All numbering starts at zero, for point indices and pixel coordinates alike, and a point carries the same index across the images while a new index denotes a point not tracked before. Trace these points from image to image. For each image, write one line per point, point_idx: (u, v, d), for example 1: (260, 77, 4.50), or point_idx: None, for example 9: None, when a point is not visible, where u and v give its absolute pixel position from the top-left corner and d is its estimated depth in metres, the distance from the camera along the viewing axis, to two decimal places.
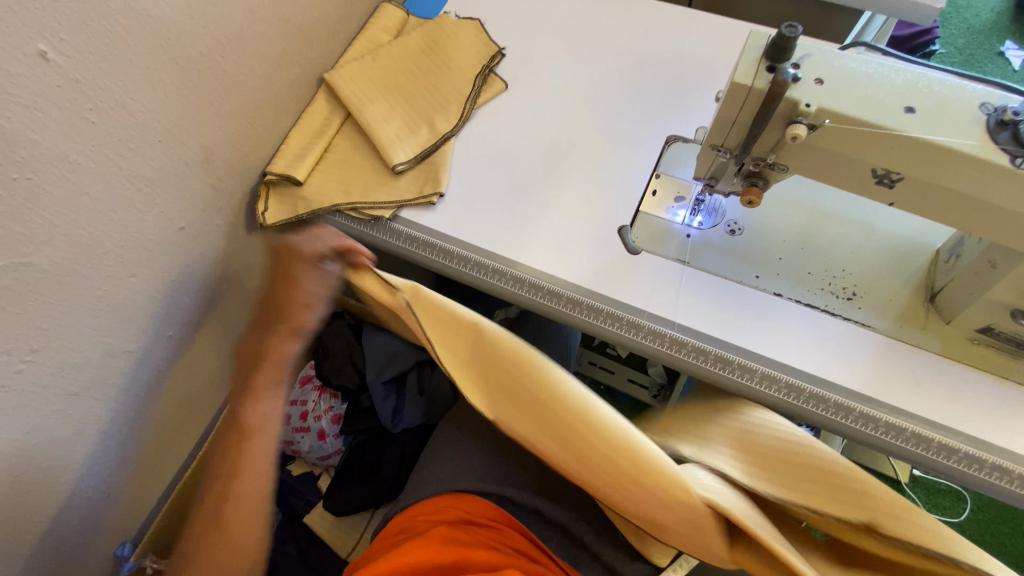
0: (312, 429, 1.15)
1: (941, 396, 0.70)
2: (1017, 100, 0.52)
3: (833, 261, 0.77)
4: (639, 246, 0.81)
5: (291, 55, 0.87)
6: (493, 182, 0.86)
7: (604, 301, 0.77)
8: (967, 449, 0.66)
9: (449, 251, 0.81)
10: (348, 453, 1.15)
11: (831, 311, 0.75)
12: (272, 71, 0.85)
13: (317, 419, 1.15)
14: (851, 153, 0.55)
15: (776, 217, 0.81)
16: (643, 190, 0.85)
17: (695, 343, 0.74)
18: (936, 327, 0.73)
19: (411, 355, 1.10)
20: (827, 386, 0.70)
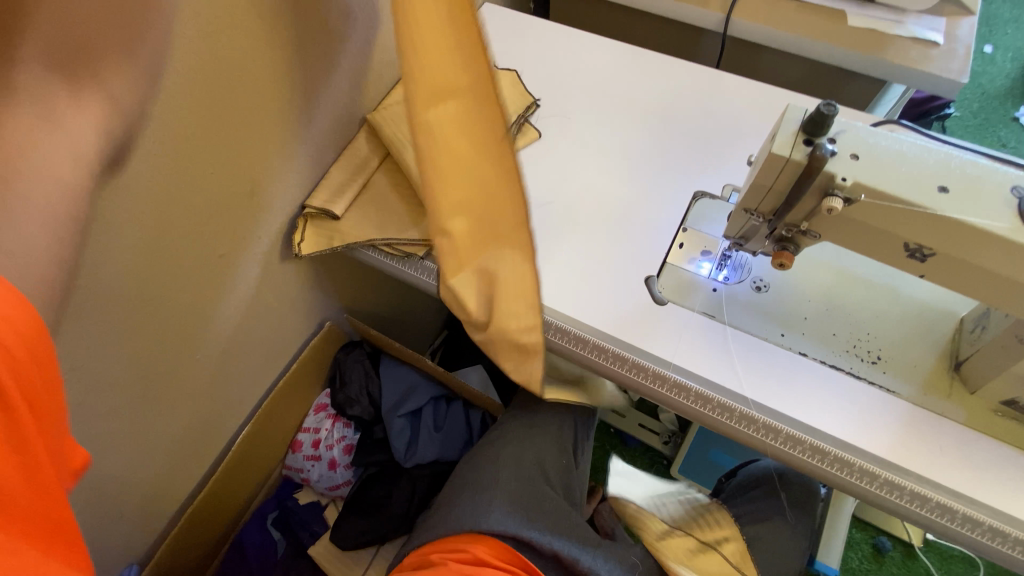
0: (323, 458, 1.16)
1: (967, 467, 0.69)
2: None
3: (858, 324, 0.78)
4: (666, 297, 0.82)
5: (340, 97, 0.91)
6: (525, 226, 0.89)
7: (630, 351, 0.78)
8: (991, 522, 0.66)
9: None
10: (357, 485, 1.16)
11: (856, 374, 0.75)
12: None
13: (329, 448, 1.16)
14: (882, 227, 0.58)
15: (803, 276, 0.82)
16: (670, 242, 0.86)
17: (719, 399, 0.75)
18: (961, 396, 0.74)
19: (427, 390, 1.17)
20: (853, 450, 0.71)
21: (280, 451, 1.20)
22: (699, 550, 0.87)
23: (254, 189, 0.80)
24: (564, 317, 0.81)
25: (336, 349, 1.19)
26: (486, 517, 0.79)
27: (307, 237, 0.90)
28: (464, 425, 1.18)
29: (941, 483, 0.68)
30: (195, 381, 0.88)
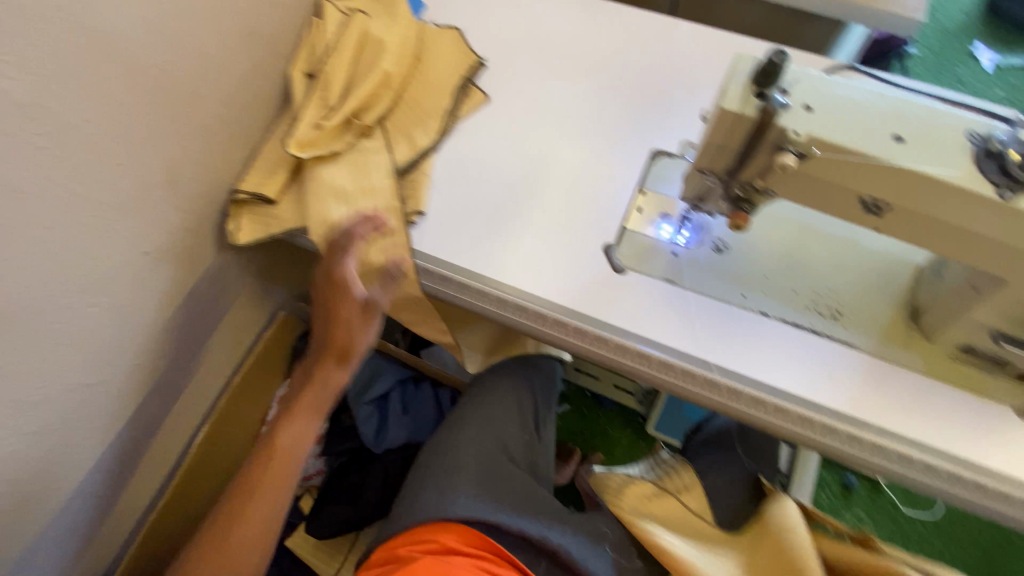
0: None
1: (924, 416, 0.70)
2: (999, 130, 0.52)
3: (817, 279, 0.77)
4: (625, 265, 0.79)
5: (258, 69, 0.84)
6: (474, 198, 0.84)
7: (590, 323, 0.75)
8: (946, 467, 0.67)
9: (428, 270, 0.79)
10: (330, 473, 1.14)
11: (816, 330, 0.74)
12: (238, 87, 0.80)
13: None
14: (839, 182, 0.55)
15: (762, 234, 0.81)
16: (629, 206, 0.83)
17: (683, 365, 0.73)
18: (919, 345, 0.74)
19: (392, 374, 1.14)
20: (814, 407, 0.70)
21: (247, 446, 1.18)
22: (655, 494, 0.92)
23: (169, 179, 0.74)
24: (518, 291, 0.77)
25: (297, 339, 1.20)
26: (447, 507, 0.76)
27: (242, 226, 0.83)
28: (433, 407, 1.16)
29: (901, 434, 0.69)
30: (137, 390, 0.83)
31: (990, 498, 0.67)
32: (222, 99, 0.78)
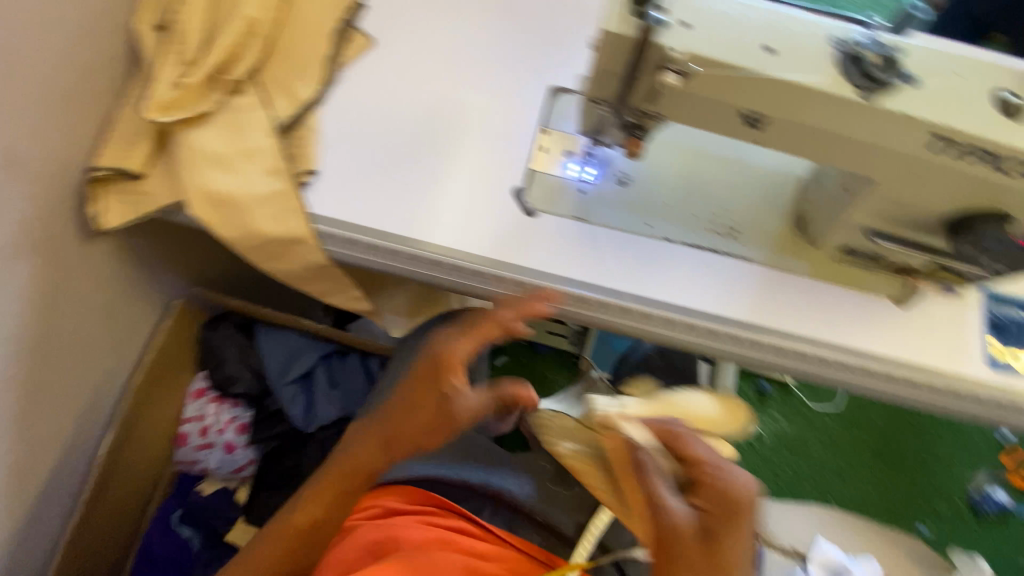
0: (216, 443, 1.07)
1: (816, 312, 0.76)
2: (851, 31, 0.56)
3: (713, 200, 0.81)
4: (535, 207, 0.78)
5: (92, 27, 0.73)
6: (371, 153, 0.79)
7: (499, 268, 0.75)
8: (833, 354, 0.75)
9: (334, 236, 0.75)
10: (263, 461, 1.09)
11: (714, 248, 0.78)
12: (69, 47, 0.70)
13: (220, 432, 1.06)
14: (721, 99, 0.56)
15: (660, 164, 0.83)
16: (531, 146, 0.81)
17: (597, 298, 0.75)
18: (806, 252, 0.79)
19: (314, 351, 1.08)
20: (719, 320, 0.75)
21: (165, 441, 1.11)
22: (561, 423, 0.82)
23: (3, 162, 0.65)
24: (426, 246, 0.75)
25: (200, 326, 1.09)
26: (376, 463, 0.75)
27: (110, 208, 0.76)
28: (363, 379, 1.10)
29: (795, 336, 0.75)
30: (12, 403, 0.75)
31: (870, 375, 0.76)
32: (53, 65, 0.68)
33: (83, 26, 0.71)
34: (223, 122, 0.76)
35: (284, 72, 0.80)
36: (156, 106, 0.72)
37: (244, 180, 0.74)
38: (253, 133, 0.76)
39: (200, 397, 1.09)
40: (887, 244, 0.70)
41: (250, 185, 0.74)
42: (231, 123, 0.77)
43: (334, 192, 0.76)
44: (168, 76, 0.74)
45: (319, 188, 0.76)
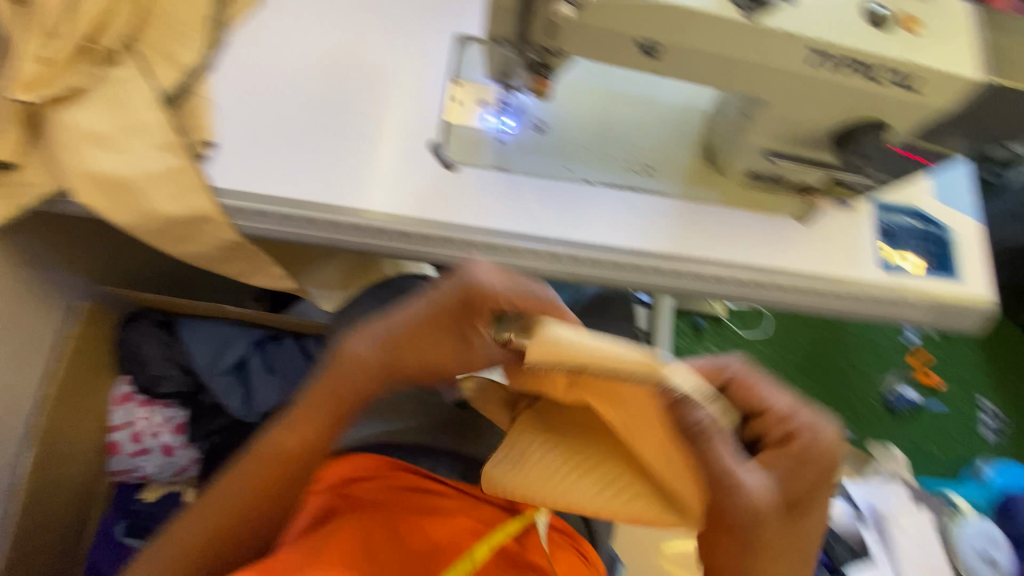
0: (153, 448, 0.96)
1: (867, 260, 0.76)
2: None
3: (676, 151, 0.78)
4: (455, 160, 0.73)
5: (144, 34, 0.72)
6: (416, 124, 0.75)
7: (609, 252, 0.72)
8: (892, 296, 0.74)
9: (382, 229, 0.69)
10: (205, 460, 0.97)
11: (770, 210, 0.77)
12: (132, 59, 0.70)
13: (154, 436, 0.95)
14: (812, 73, 0.56)
15: (577, 106, 0.79)
16: (445, 99, 0.76)
17: (650, 263, 0.72)
18: (750, 194, 0.77)
19: (245, 335, 0.95)
20: (759, 272, 0.74)
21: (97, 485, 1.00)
22: None
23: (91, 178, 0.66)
24: (521, 236, 0.71)
25: (114, 328, 0.96)
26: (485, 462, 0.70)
27: None
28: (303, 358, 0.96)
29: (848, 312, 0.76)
30: None
31: (928, 317, 0.76)
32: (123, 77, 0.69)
33: (186, 37, 0.73)
34: (307, 106, 0.73)
35: (364, 61, 0.77)
36: (251, 100, 0.72)
37: (334, 168, 0.71)
38: (339, 121, 0.73)
39: (128, 403, 0.96)
40: (898, 250, 0.77)
41: (341, 169, 0.71)
42: (315, 105, 0.73)
43: (417, 183, 0.72)
44: (260, 69, 0.74)
45: (403, 176, 0.72)
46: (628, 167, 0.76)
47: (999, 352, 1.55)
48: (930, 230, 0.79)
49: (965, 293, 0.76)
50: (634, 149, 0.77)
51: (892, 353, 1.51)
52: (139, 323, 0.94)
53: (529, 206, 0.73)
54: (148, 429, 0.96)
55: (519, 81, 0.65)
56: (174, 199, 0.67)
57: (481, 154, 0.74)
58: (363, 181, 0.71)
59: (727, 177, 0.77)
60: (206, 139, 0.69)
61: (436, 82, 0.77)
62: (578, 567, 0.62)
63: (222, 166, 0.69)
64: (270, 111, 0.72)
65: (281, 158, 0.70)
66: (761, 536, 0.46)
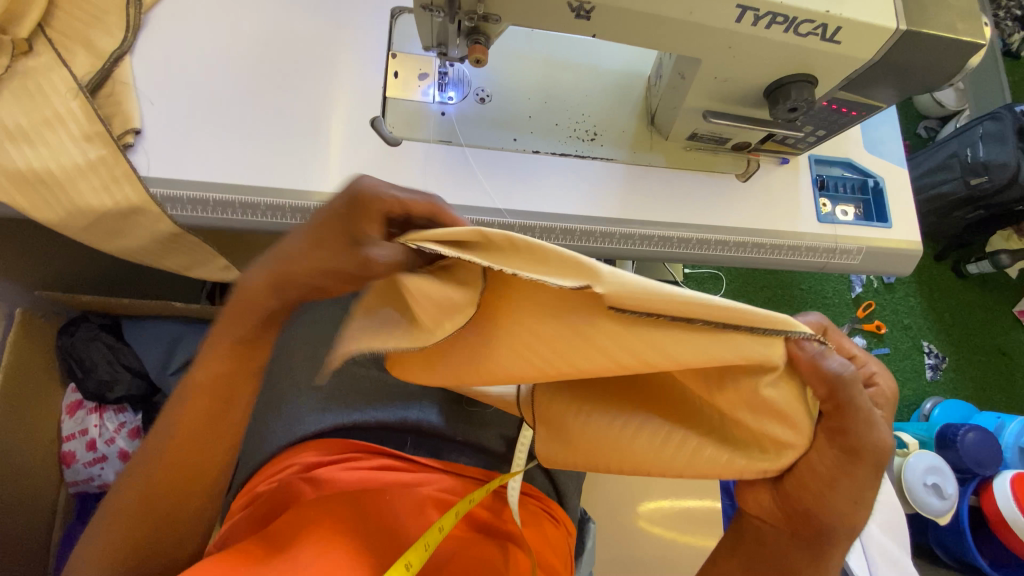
0: (109, 455, 0.92)
1: (806, 212, 0.79)
2: None
3: (620, 115, 0.79)
4: (398, 136, 0.73)
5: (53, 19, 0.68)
6: (356, 102, 0.73)
7: (558, 221, 0.73)
8: (828, 245, 0.78)
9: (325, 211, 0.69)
10: None
11: (712, 170, 0.79)
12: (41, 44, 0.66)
13: (110, 443, 0.92)
14: (737, 28, 0.57)
15: (519, 75, 0.78)
16: (383, 74, 0.75)
17: (600, 229, 0.73)
18: (692, 156, 0.79)
19: (196, 332, 0.92)
20: (708, 230, 0.76)
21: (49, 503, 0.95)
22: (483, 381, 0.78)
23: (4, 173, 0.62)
24: (472, 209, 0.71)
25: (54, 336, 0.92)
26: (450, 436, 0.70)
27: None
28: None
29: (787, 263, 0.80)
30: None
31: (863, 263, 0.80)
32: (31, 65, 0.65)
33: (103, 23, 0.69)
34: (239, 91, 0.71)
35: (298, 41, 0.75)
36: (177, 85, 0.70)
37: (275, 153, 0.69)
38: (279, 105, 0.71)
39: (78, 412, 0.93)
40: (835, 202, 0.80)
41: (281, 151, 0.69)
42: (249, 89, 0.72)
43: (360, 161, 0.71)
44: (184, 52, 0.71)
45: (346, 156, 0.71)
46: (573, 134, 0.77)
47: (939, 299, 1.63)
48: (864, 181, 0.82)
49: (897, 238, 0.80)
50: (578, 116, 0.78)
51: (842, 305, 1.59)
52: (80, 328, 0.91)
53: (477, 178, 0.72)
54: (103, 437, 0.92)
55: (456, 51, 0.64)
56: (100, 191, 0.64)
57: (424, 128, 0.74)
58: (306, 164, 0.69)
59: (671, 140, 0.78)
60: (130, 127, 0.67)
61: (373, 58, 0.76)
62: (546, 527, 0.63)
63: (148, 155, 0.67)
64: (200, 96, 0.70)
65: (216, 146, 0.68)
66: (851, 477, 0.46)
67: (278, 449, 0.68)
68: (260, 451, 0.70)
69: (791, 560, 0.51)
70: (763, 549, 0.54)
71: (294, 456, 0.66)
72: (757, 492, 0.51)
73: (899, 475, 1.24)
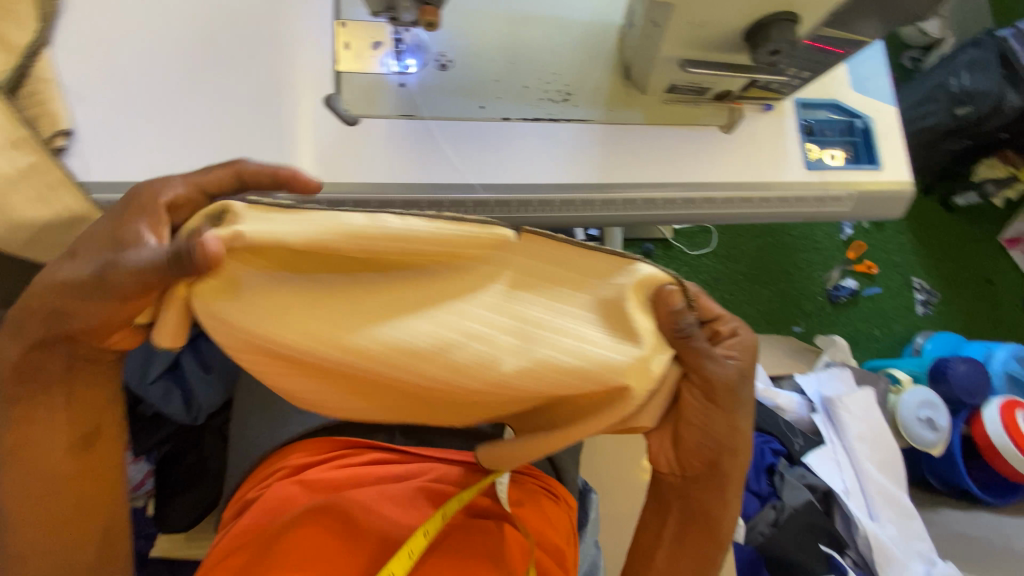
0: None
1: (794, 160, 0.75)
2: None
3: (590, 70, 0.74)
4: (355, 114, 0.68)
5: None
6: (304, 82, 0.68)
7: (535, 191, 0.69)
8: (815, 193, 0.75)
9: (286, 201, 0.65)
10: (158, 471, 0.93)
11: (695, 124, 0.74)
12: None
13: None
14: None
15: (480, 33, 0.72)
16: (333, 45, 0.69)
17: (580, 197, 0.70)
18: (672, 110, 0.74)
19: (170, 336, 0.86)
20: (694, 188, 0.72)
21: None
22: None
23: None
24: (443, 186, 0.67)
25: None
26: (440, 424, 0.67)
27: None
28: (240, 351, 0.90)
29: (775, 214, 0.78)
30: None
31: (852, 207, 0.78)
32: None
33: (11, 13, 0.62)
34: (177, 81, 0.66)
35: (237, 19, 0.68)
36: (106, 80, 0.65)
37: (227, 146, 0.65)
38: (223, 94, 0.66)
39: None
40: (822, 147, 0.77)
41: (230, 143, 0.64)
42: (188, 78, 0.66)
43: (319, 146, 0.66)
44: (108, 43, 0.66)
45: (302, 142, 0.66)
46: (544, 97, 0.72)
47: (928, 234, 1.62)
48: (852, 123, 0.79)
49: (887, 178, 0.77)
50: (548, 75, 0.73)
51: (832, 248, 1.57)
52: None
53: (444, 152, 0.68)
54: None
55: (408, 15, 0.58)
56: (38, 202, 0.59)
57: (383, 102, 0.69)
58: (260, 155, 0.65)
59: (649, 94, 0.73)
60: (60, 128, 0.62)
61: (318, 28, 0.70)
62: (546, 506, 0.62)
63: (84, 159, 0.63)
64: (131, 91, 0.65)
65: (160, 143, 0.64)
66: (721, 408, 0.47)
67: (265, 453, 0.66)
68: (246, 455, 0.68)
69: (695, 497, 0.53)
70: (675, 498, 0.54)
71: (280, 459, 0.63)
72: (658, 441, 0.51)
73: (893, 412, 1.25)
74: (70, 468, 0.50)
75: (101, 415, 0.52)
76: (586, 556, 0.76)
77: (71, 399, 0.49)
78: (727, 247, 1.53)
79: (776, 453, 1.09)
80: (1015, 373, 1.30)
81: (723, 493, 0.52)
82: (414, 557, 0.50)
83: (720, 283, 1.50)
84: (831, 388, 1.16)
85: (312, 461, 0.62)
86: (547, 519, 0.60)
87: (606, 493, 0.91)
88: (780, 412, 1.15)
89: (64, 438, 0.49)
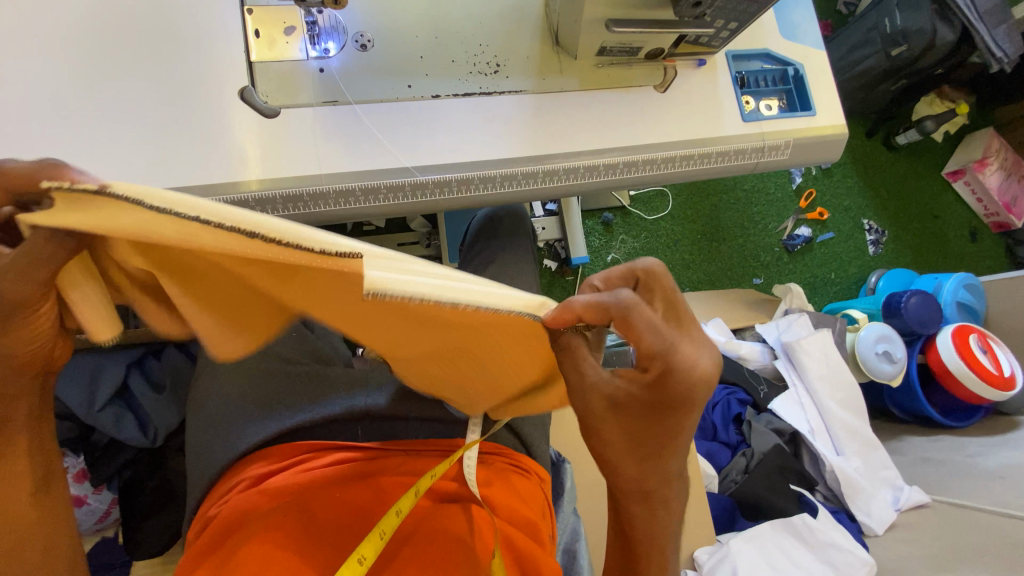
0: None
1: (731, 113, 0.75)
2: None
3: (515, 36, 0.72)
4: (274, 106, 0.64)
5: None
6: (215, 75, 0.64)
7: (474, 169, 0.67)
8: (755, 144, 0.75)
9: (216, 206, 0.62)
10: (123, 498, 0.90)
11: (630, 85, 0.73)
12: None
13: None
14: None
15: (398, 7, 0.69)
16: (242, 33, 0.65)
17: (522, 169, 0.69)
18: (604, 73, 0.73)
19: (114, 360, 0.81)
20: (634, 150, 0.72)
21: None
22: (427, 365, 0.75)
23: None
24: (379, 172, 0.65)
25: None
26: (404, 415, 0.66)
27: None
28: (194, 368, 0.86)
29: (719, 169, 0.78)
30: None
31: (793, 155, 0.78)
32: None
33: None
34: (76, 88, 0.61)
35: (131, 13, 0.63)
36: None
37: (143, 152, 0.61)
38: (128, 95, 0.62)
39: None
40: (757, 98, 0.77)
41: (146, 150, 0.61)
42: (86, 85, 0.61)
43: (242, 142, 0.63)
44: None
45: (223, 140, 0.62)
46: (473, 70, 0.70)
47: (873, 176, 1.66)
48: (784, 71, 0.79)
49: (820, 122, 0.78)
50: (475, 47, 0.70)
51: (785, 198, 1.60)
52: None
53: (375, 135, 0.65)
54: None
55: None
56: None
57: (303, 90, 0.65)
58: (180, 158, 0.61)
59: (580, 59, 0.72)
60: None
61: (221, 15, 0.65)
62: (516, 482, 0.62)
63: None
64: (23, 102, 0.60)
65: (67, 154, 0.60)
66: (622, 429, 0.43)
67: (223, 467, 0.63)
68: (205, 471, 0.66)
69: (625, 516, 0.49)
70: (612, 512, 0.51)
71: (240, 471, 0.61)
72: None
73: (851, 351, 1.28)
74: (36, 513, 0.46)
75: (53, 455, 0.49)
76: (566, 526, 0.77)
77: (33, 434, 0.47)
78: (683, 207, 1.54)
79: (742, 402, 1.13)
80: (963, 301, 1.36)
81: (669, 509, 0.47)
82: (385, 537, 0.50)
83: (679, 244, 1.52)
84: (790, 334, 1.19)
85: (272, 469, 0.59)
86: (522, 495, 0.61)
87: (583, 462, 0.92)
88: (743, 362, 1.20)
89: (25, 480, 0.46)
